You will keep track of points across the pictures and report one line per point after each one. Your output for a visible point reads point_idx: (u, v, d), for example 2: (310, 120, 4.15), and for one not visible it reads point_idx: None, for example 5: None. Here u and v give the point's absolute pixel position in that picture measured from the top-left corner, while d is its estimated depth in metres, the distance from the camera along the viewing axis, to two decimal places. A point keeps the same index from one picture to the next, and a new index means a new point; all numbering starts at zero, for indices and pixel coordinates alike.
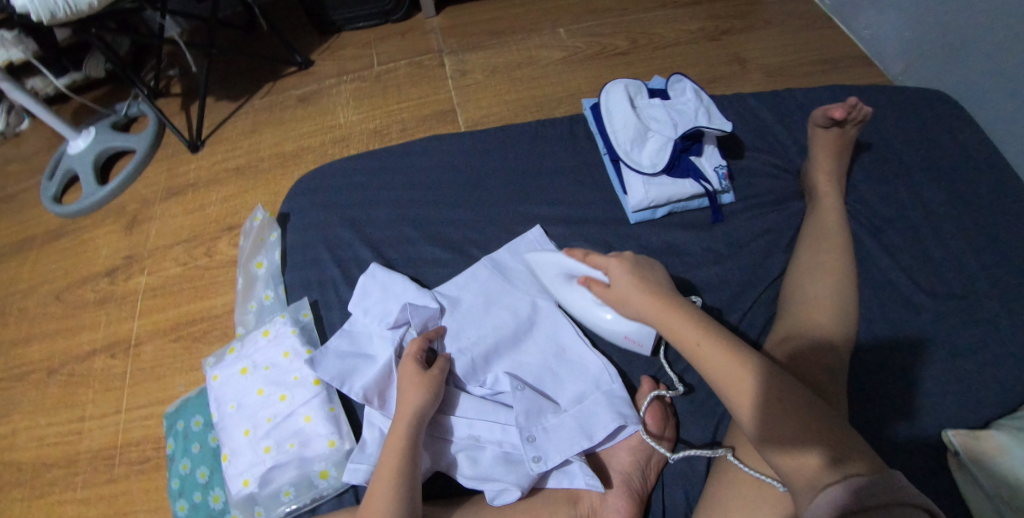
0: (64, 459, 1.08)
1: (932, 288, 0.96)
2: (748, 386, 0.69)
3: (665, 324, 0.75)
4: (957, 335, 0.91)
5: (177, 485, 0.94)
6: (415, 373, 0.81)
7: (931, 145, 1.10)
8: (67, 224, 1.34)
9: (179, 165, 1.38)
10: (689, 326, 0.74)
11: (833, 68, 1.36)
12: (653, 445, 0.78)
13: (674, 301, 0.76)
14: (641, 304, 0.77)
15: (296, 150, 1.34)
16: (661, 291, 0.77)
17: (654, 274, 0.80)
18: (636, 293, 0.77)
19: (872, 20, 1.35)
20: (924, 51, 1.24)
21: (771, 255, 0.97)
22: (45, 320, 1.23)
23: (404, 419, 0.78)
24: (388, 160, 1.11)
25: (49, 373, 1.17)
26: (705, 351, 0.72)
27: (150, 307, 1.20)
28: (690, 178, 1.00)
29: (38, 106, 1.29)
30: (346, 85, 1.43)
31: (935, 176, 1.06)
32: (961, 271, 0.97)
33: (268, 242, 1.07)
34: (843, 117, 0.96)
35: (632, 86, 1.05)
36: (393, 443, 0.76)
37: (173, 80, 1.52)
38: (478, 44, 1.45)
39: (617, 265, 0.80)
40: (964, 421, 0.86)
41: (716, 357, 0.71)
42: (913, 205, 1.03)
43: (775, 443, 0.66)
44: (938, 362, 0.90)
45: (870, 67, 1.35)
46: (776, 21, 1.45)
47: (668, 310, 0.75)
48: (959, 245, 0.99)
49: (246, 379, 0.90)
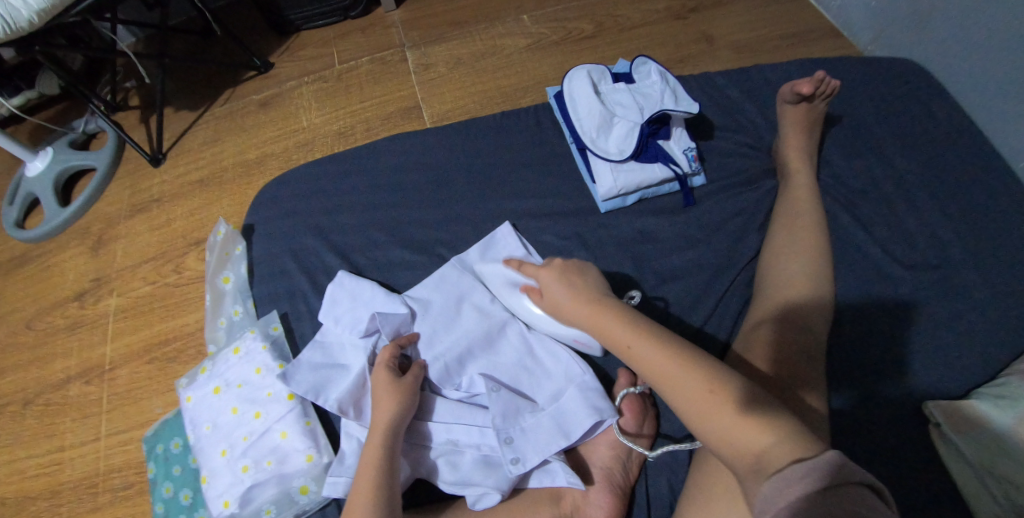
0: (47, 490, 1.06)
1: (908, 259, 0.95)
2: (685, 376, 0.66)
3: (599, 329, 0.73)
4: (935, 305, 0.91)
5: (161, 510, 0.93)
6: (387, 381, 0.80)
7: (902, 113, 1.09)
8: (32, 250, 1.31)
9: (142, 181, 1.35)
10: (619, 327, 0.72)
11: (801, 40, 1.34)
12: (630, 444, 0.78)
13: (605, 304, 0.74)
14: (574, 312, 0.76)
15: (260, 157, 1.31)
16: (592, 295, 0.76)
17: (586, 278, 0.79)
18: (569, 301, 0.76)
19: None
20: (892, 18, 1.22)
21: (745, 236, 0.95)
22: (17, 350, 1.20)
23: (379, 430, 0.76)
24: (352, 164, 1.09)
25: (24, 404, 1.15)
26: (637, 350, 0.69)
27: (122, 329, 1.18)
28: (659, 162, 0.98)
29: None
30: (308, 87, 1.40)
31: (907, 144, 1.05)
32: (936, 240, 0.96)
33: (233, 255, 1.04)
34: (812, 92, 0.94)
35: (595, 71, 1.03)
36: (369, 454, 0.75)
37: (131, 92, 1.48)
38: (440, 37, 1.42)
39: (548, 274, 0.80)
40: (945, 391, 0.86)
41: (648, 355, 0.68)
42: (886, 176, 1.02)
43: (717, 435, 0.63)
44: (916, 333, 0.90)
45: (838, 37, 1.34)
46: None
47: (598, 316, 0.73)
48: (934, 214, 0.98)
49: (219, 399, 0.88)
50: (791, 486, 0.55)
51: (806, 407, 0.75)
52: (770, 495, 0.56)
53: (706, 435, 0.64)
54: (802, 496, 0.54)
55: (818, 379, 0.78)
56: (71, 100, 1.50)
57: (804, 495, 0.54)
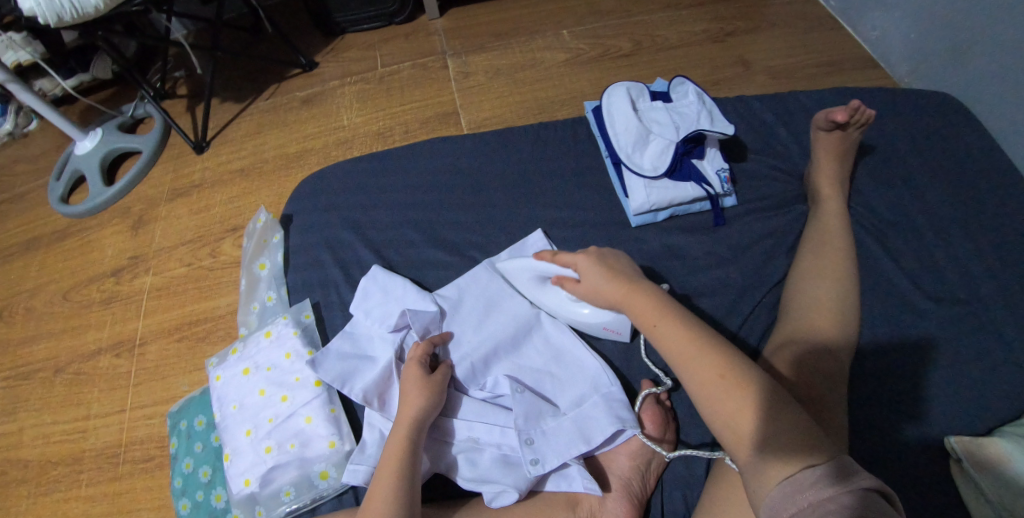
0: (69, 456, 1.09)
1: (936, 293, 0.95)
2: (702, 363, 0.70)
3: (629, 306, 0.76)
4: (960, 340, 0.91)
5: (180, 484, 0.95)
6: (418, 376, 0.82)
7: (937, 148, 1.09)
8: (75, 225, 1.36)
9: (184, 166, 1.39)
10: (649, 308, 0.75)
11: (838, 69, 1.35)
12: (653, 447, 0.79)
13: (637, 285, 0.77)
14: (604, 290, 0.78)
15: (300, 151, 1.35)
16: (626, 277, 0.78)
17: (620, 263, 0.80)
18: (603, 280, 0.78)
19: (878, 22, 1.34)
20: (931, 54, 1.23)
21: (773, 259, 0.96)
22: (53, 319, 1.24)
23: (405, 423, 0.78)
24: (390, 163, 1.12)
25: (55, 372, 1.18)
26: (661, 330, 0.73)
27: (154, 307, 1.21)
28: (692, 182, 1.00)
29: (46, 108, 1.31)
30: (350, 86, 1.44)
31: (942, 179, 1.05)
32: (964, 276, 0.96)
33: (271, 243, 1.07)
34: (846, 121, 0.95)
35: (634, 89, 1.05)
36: (394, 446, 0.76)
37: (179, 81, 1.54)
38: (481, 46, 1.45)
39: (583, 258, 0.80)
40: (967, 428, 0.86)
41: (672, 336, 0.72)
42: (917, 209, 1.03)
43: (722, 419, 0.68)
44: (940, 367, 0.90)
45: (876, 69, 1.35)
46: (780, 22, 1.45)
47: (630, 294, 0.76)
48: (965, 249, 0.98)
49: (248, 380, 0.90)
50: (802, 491, 0.61)
51: (826, 430, 0.76)
52: (780, 498, 0.62)
53: (709, 416, 0.69)
54: (812, 503, 0.60)
55: (839, 404, 0.78)
56: (122, 85, 1.56)
57: (814, 501, 0.60)
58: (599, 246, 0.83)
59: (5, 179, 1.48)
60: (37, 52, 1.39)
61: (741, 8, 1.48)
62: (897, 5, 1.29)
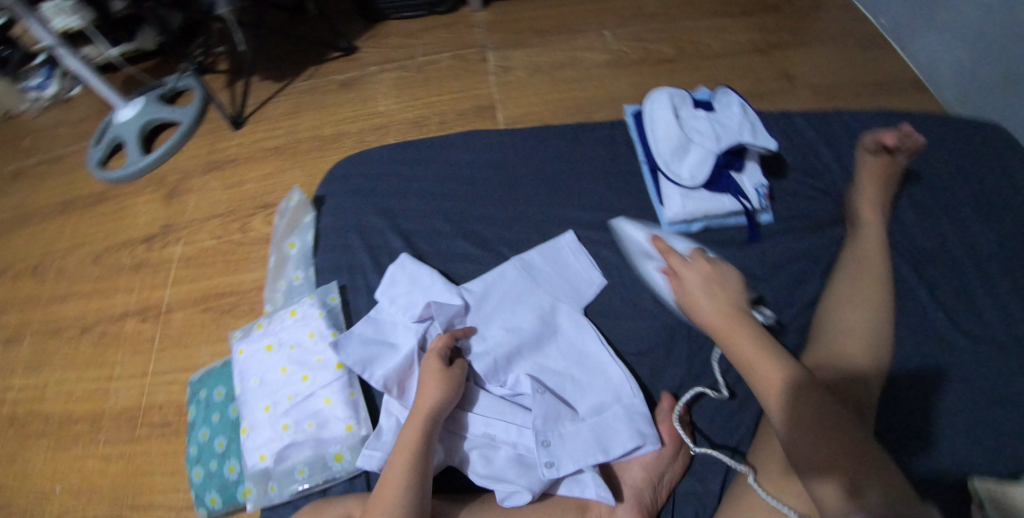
0: (90, 415, 1.12)
1: (973, 331, 0.92)
2: (792, 401, 0.70)
3: (730, 336, 0.77)
4: (994, 381, 0.88)
5: (195, 452, 0.97)
6: (433, 368, 0.81)
7: (987, 182, 1.06)
8: (112, 190, 1.40)
9: (220, 141, 1.41)
10: (748, 338, 0.76)
11: (886, 90, 1.31)
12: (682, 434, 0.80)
13: (739, 317, 0.79)
14: (706, 313, 0.81)
15: (335, 134, 1.36)
16: (732, 306, 0.80)
17: (731, 286, 0.82)
18: (707, 303, 0.81)
19: (931, 43, 1.30)
20: (987, 81, 1.19)
21: (805, 280, 0.94)
22: (84, 280, 1.28)
23: (419, 415, 0.78)
24: (424, 153, 1.13)
25: (82, 331, 1.22)
26: (757, 365, 0.74)
27: (182, 276, 1.23)
28: (729, 195, 0.98)
29: (90, 74, 1.34)
30: (388, 73, 1.44)
31: (987, 213, 1.02)
32: (1004, 315, 0.93)
33: (301, 224, 1.09)
34: (895, 145, 0.97)
35: (677, 95, 1.03)
36: (408, 436, 0.77)
37: (221, 57, 1.56)
38: (522, 42, 1.45)
39: (693, 272, 0.84)
40: (993, 471, 0.83)
41: (764, 371, 0.73)
42: (959, 242, 1.00)
43: (808, 459, 0.66)
44: (972, 407, 0.87)
45: (927, 93, 1.31)
46: (830, 37, 1.42)
47: (733, 323, 0.78)
48: (1010, 291, 0.95)
49: (270, 356, 0.91)
50: None
51: None
52: None
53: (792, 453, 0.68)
54: None
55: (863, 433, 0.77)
56: (164, 57, 1.59)
57: None
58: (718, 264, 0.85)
59: (49, 140, 1.57)
60: (84, 18, 1.34)
61: (789, 20, 1.46)
62: (954, 27, 1.24)
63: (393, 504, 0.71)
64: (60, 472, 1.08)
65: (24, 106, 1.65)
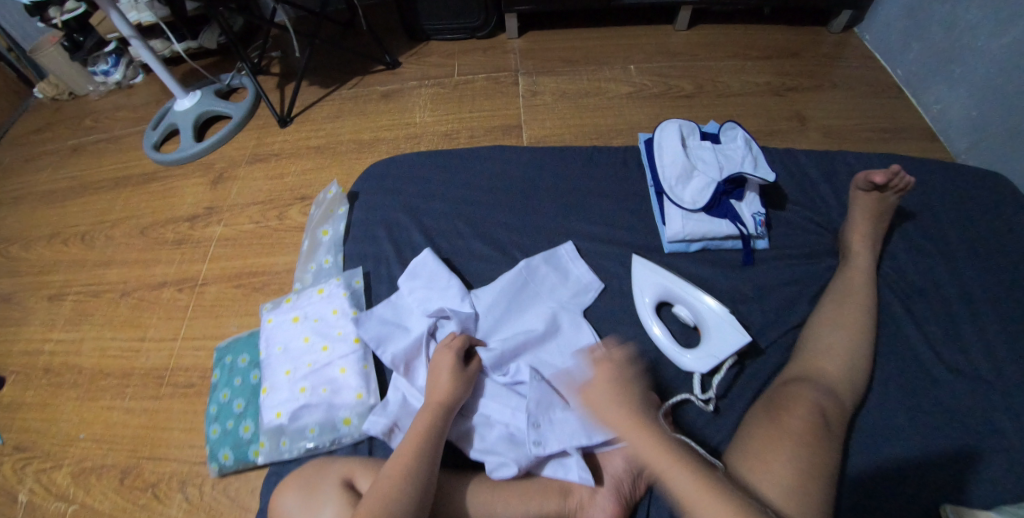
0: (120, 371, 1.22)
1: (953, 369, 0.98)
2: (710, 507, 0.72)
3: (638, 444, 0.80)
4: (969, 418, 0.94)
5: (215, 411, 1.06)
6: (449, 359, 0.90)
7: (981, 230, 1.12)
8: (163, 171, 1.52)
9: (267, 136, 1.53)
10: (654, 448, 0.79)
11: (896, 137, 1.38)
12: (661, 423, 0.86)
13: (642, 422, 0.81)
14: (612, 419, 0.83)
15: (372, 138, 1.47)
16: (632, 411, 0.82)
17: (632, 389, 0.85)
18: (610, 407, 0.83)
19: (942, 96, 1.38)
20: (991, 135, 1.26)
21: (795, 304, 1.01)
22: (129, 250, 1.39)
23: (434, 402, 0.86)
24: (453, 160, 1.23)
25: (122, 295, 1.32)
26: (671, 472, 0.76)
27: (219, 254, 1.34)
28: (727, 220, 1.05)
29: (158, 65, 1.47)
30: (426, 89, 1.56)
31: (978, 260, 1.08)
32: (984, 358, 0.99)
33: (336, 213, 1.19)
34: (884, 183, 1.02)
35: (686, 126, 1.13)
36: (421, 417, 0.84)
37: (274, 60, 1.70)
38: (552, 69, 1.56)
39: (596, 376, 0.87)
40: (962, 502, 0.88)
41: (684, 480, 0.75)
42: (947, 286, 1.06)
43: None
44: (944, 441, 0.92)
45: (935, 143, 1.38)
46: (845, 85, 1.51)
47: (638, 431, 0.80)
48: (990, 334, 1.01)
49: (295, 327, 1.00)
50: None
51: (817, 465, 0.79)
52: None
53: None
54: None
55: (835, 445, 0.81)
56: (223, 56, 1.74)
57: None
58: (618, 360, 0.89)
59: (108, 122, 1.71)
60: (159, 15, 1.54)
61: (805, 67, 1.55)
62: (964, 82, 1.32)
63: (401, 473, 0.78)
64: (87, 421, 1.17)
65: (89, 88, 1.82)
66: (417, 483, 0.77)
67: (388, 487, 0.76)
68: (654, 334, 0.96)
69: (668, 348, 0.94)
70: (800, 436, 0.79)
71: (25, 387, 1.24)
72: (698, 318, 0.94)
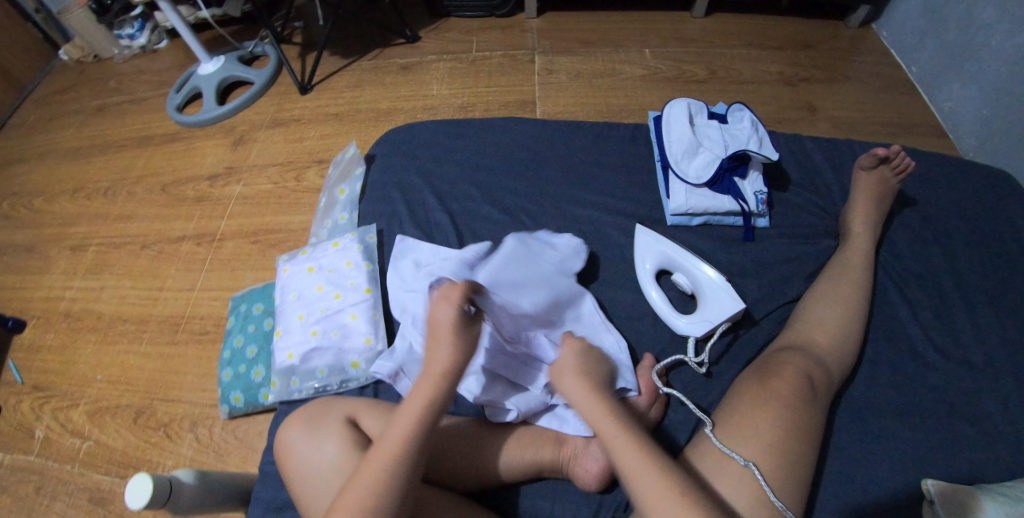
0: (138, 317, 1.27)
1: (947, 349, 0.99)
2: (648, 480, 0.73)
3: (590, 413, 0.80)
4: (960, 397, 0.95)
5: (228, 355, 1.10)
6: (449, 321, 0.81)
7: (983, 218, 1.13)
8: (185, 132, 1.57)
9: (288, 102, 1.57)
10: (607, 418, 0.79)
11: (903, 132, 1.41)
12: (654, 381, 0.91)
13: (600, 394, 0.82)
14: (571, 389, 0.83)
15: (390, 108, 1.51)
16: (594, 383, 0.83)
17: (597, 366, 0.87)
18: (572, 377, 0.84)
19: (954, 94, 1.40)
20: (1001, 132, 1.27)
21: (791, 281, 1.04)
22: (150, 205, 1.44)
23: (434, 374, 0.79)
24: (468, 129, 1.27)
25: (142, 247, 1.37)
26: (619, 442, 0.76)
27: (237, 212, 1.38)
28: (729, 196, 1.10)
29: (185, 28, 1.51)
30: (444, 63, 1.60)
31: (980, 246, 1.09)
32: (980, 340, 0.99)
33: (353, 174, 1.23)
34: (886, 155, 1.07)
35: (694, 105, 1.17)
36: (420, 392, 0.78)
37: (297, 30, 1.75)
38: (569, 50, 1.59)
39: (565, 349, 0.88)
40: (949, 476, 0.88)
41: (628, 451, 0.75)
42: (947, 269, 1.07)
43: None
44: (935, 417, 0.93)
45: (943, 139, 1.40)
46: (856, 78, 1.54)
47: (594, 401, 0.81)
48: (986, 313, 1.02)
49: (310, 276, 1.04)
50: None
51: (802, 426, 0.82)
52: None
53: None
54: None
55: (820, 409, 0.84)
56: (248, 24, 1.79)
57: None
58: (586, 342, 0.90)
59: (134, 83, 1.76)
60: None
61: (818, 59, 1.58)
62: (975, 81, 1.34)
63: (392, 454, 0.74)
64: (104, 362, 1.22)
65: (114, 51, 1.86)
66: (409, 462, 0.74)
67: (375, 463, 0.73)
68: (651, 297, 1.00)
69: (665, 311, 0.98)
70: (787, 398, 0.82)
71: (46, 329, 1.29)
72: (696, 285, 0.98)
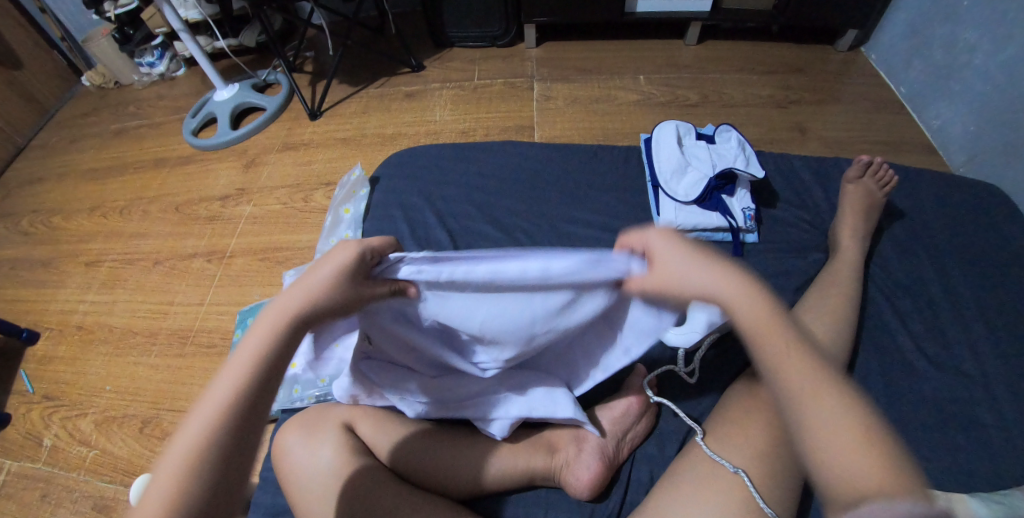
0: (148, 331, 1.31)
1: (937, 360, 1.01)
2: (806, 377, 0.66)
3: (735, 302, 0.69)
4: (953, 405, 0.96)
5: None
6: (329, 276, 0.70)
7: (972, 232, 1.16)
8: (199, 155, 1.64)
9: (298, 127, 1.64)
10: (759, 311, 0.69)
11: (893, 150, 1.45)
12: (644, 390, 0.94)
13: (739, 278, 0.70)
14: (697, 273, 0.70)
15: (395, 133, 1.57)
16: (725, 270, 0.71)
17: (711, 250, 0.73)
18: (695, 261, 0.71)
19: (943, 113, 1.44)
20: (989, 150, 1.31)
21: (781, 294, 1.07)
22: (164, 223, 1.50)
23: (275, 327, 0.68)
24: (468, 151, 1.33)
25: (155, 264, 1.42)
26: (771, 339, 0.68)
27: (246, 230, 1.43)
28: (718, 212, 1.14)
29: (203, 57, 1.59)
30: (447, 90, 1.67)
31: (968, 259, 1.12)
32: (971, 350, 1.02)
33: (357, 194, 1.29)
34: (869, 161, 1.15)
35: (682, 128, 1.25)
36: (254, 340, 0.68)
37: (308, 59, 1.83)
38: (566, 77, 1.66)
39: (658, 238, 0.73)
40: (943, 484, 0.90)
41: (784, 348, 0.67)
42: (935, 282, 1.10)
43: (834, 442, 0.63)
44: (928, 425, 0.95)
45: (934, 158, 1.43)
46: (846, 101, 1.58)
47: (736, 285, 0.70)
48: (976, 324, 1.04)
49: None
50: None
51: None
52: None
53: (813, 438, 0.64)
54: None
55: None
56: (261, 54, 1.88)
57: None
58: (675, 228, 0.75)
59: (151, 110, 1.84)
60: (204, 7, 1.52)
61: (808, 84, 1.64)
62: (962, 101, 1.38)
63: (200, 431, 0.63)
64: (113, 374, 1.26)
65: (133, 78, 1.95)
66: (220, 441, 0.63)
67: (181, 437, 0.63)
68: None
69: None
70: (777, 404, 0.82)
71: (58, 342, 1.33)
72: None
